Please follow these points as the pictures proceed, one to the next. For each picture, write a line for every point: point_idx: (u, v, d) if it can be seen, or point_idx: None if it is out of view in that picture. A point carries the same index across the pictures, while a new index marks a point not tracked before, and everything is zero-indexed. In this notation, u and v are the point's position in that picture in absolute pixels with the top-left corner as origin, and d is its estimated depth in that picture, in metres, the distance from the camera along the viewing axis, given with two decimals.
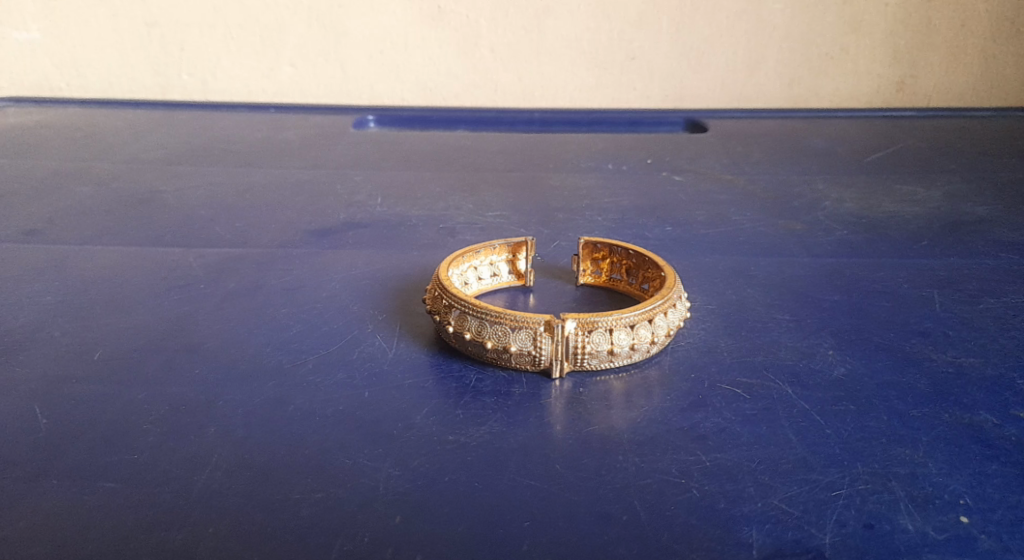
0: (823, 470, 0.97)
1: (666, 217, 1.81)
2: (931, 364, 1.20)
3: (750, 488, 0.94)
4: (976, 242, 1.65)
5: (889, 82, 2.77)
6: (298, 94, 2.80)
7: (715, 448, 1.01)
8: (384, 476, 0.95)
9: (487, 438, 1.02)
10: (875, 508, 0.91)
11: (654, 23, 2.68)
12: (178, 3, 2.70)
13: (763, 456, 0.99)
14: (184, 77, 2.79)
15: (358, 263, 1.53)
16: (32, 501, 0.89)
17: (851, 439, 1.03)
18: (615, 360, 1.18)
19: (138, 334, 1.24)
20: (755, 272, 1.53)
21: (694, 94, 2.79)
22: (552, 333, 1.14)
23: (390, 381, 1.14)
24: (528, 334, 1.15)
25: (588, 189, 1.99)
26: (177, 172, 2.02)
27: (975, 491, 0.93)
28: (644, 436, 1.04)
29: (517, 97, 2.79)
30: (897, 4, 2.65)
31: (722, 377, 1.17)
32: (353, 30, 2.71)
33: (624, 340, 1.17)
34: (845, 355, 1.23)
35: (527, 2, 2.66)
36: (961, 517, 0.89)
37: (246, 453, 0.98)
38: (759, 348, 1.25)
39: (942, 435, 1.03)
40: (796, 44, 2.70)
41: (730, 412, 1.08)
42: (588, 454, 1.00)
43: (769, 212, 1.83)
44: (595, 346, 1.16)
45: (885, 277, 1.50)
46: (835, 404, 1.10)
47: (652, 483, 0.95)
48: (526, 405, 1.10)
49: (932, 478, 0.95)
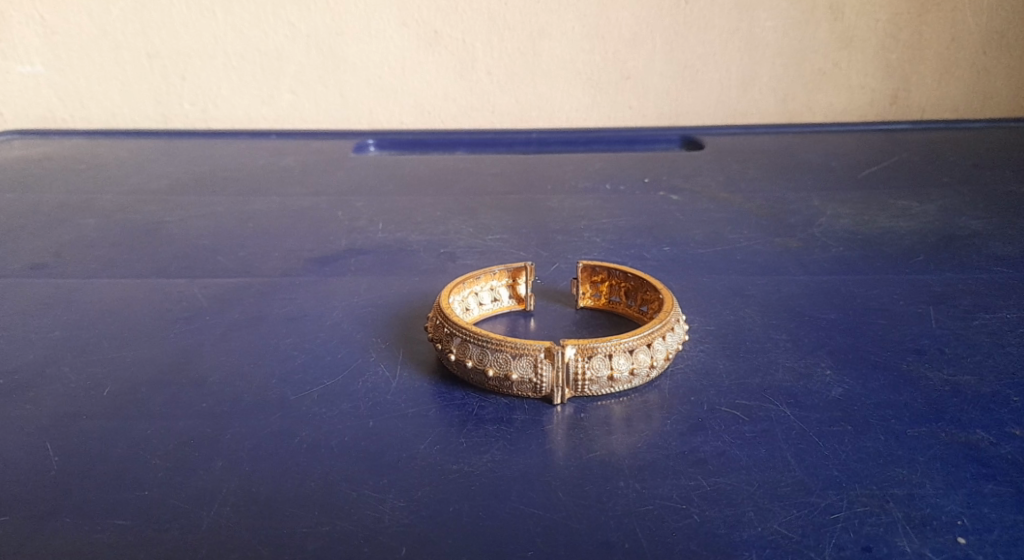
0: (821, 492, 0.98)
1: (664, 237, 1.83)
2: (927, 382, 1.22)
3: (750, 512, 0.95)
4: (971, 257, 1.66)
5: (883, 95, 2.80)
6: (299, 120, 2.83)
7: (715, 472, 1.03)
8: (389, 507, 0.96)
9: (490, 467, 1.04)
10: (873, 530, 0.92)
11: (648, 42, 2.71)
12: (178, 34, 2.73)
13: (762, 480, 1.01)
14: (187, 106, 2.82)
15: (360, 290, 1.55)
16: (46, 538, 0.91)
17: (849, 461, 1.04)
18: (615, 385, 1.20)
19: (147, 367, 1.26)
20: (753, 291, 1.54)
21: (691, 111, 2.81)
22: (554, 359, 1.16)
23: (393, 410, 1.16)
24: (529, 361, 1.17)
25: (586, 210, 2.01)
26: (181, 202, 2.05)
27: (972, 511, 0.95)
28: (645, 461, 1.05)
29: (515, 119, 2.82)
30: (888, 19, 2.68)
31: (721, 399, 1.19)
32: (352, 57, 2.75)
33: (623, 365, 1.19)
34: (842, 375, 1.24)
35: (522, 25, 2.69)
36: (958, 538, 0.91)
37: (253, 488, 0.99)
38: (757, 370, 1.26)
39: (939, 455, 1.05)
40: (789, 60, 2.73)
41: (729, 435, 1.10)
42: (590, 481, 1.01)
43: (766, 230, 1.85)
44: (595, 372, 1.18)
45: (880, 294, 1.52)
46: (832, 425, 1.12)
47: (653, 510, 0.96)
48: (528, 431, 1.11)
49: (928, 499, 0.97)
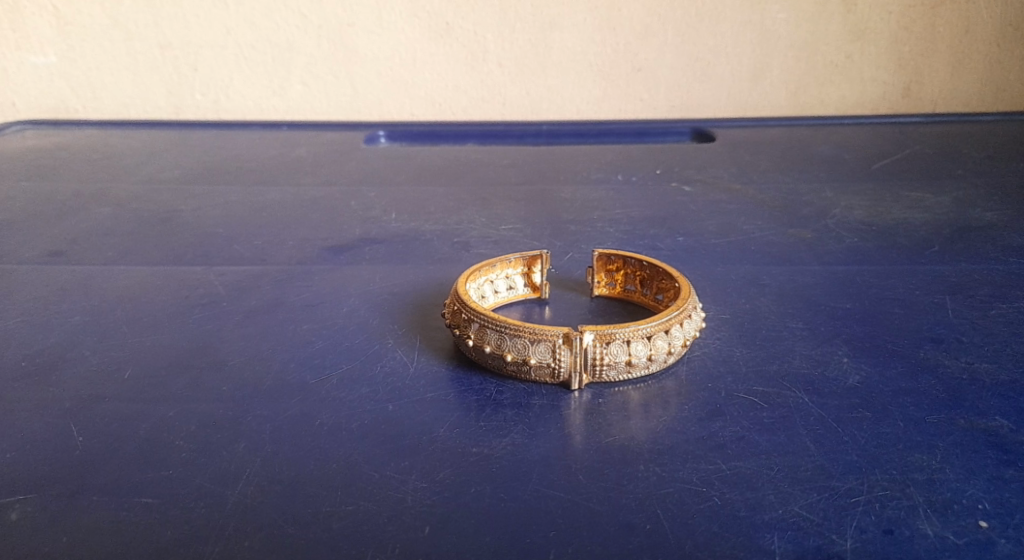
0: (841, 477, 0.98)
1: (677, 227, 1.83)
2: (945, 370, 1.22)
3: (770, 496, 0.95)
4: (987, 247, 1.66)
5: (894, 89, 2.79)
6: (309, 112, 2.83)
7: (734, 456, 1.03)
8: (410, 488, 0.97)
9: (509, 451, 1.04)
10: (894, 514, 0.92)
11: (660, 34, 2.70)
12: (190, 24, 2.73)
13: (781, 464, 1.01)
14: (198, 97, 2.82)
15: (375, 278, 1.55)
16: (70, 518, 0.91)
17: (869, 445, 1.04)
18: (632, 371, 1.20)
19: (165, 352, 1.27)
20: (767, 281, 1.54)
21: (702, 103, 2.80)
22: (572, 345, 1.16)
23: (413, 394, 1.16)
24: (546, 346, 1.17)
25: (598, 200, 2.01)
26: (196, 191, 2.06)
27: (993, 496, 0.95)
28: (664, 445, 1.06)
29: (525, 110, 2.82)
30: (901, 12, 2.67)
31: (738, 386, 1.19)
32: (362, 48, 2.75)
33: (641, 351, 1.19)
34: (859, 363, 1.24)
35: (533, 16, 2.68)
36: (980, 522, 0.91)
37: (274, 469, 1.00)
38: (774, 358, 1.26)
39: (958, 441, 1.05)
40: (801, 52, 2.72)
41: (747, 420, 1.10)
42: (610, 464, 1.01)
43: (780, 221, 1.85)
44: (612, 358, 1.18)
45: (896, 284, 1.52)
46: (851, 411, 1.12)
47: (673, 493, 0.96)
48: (547, 416, 1.12)
49: (949, 484, 0.97)
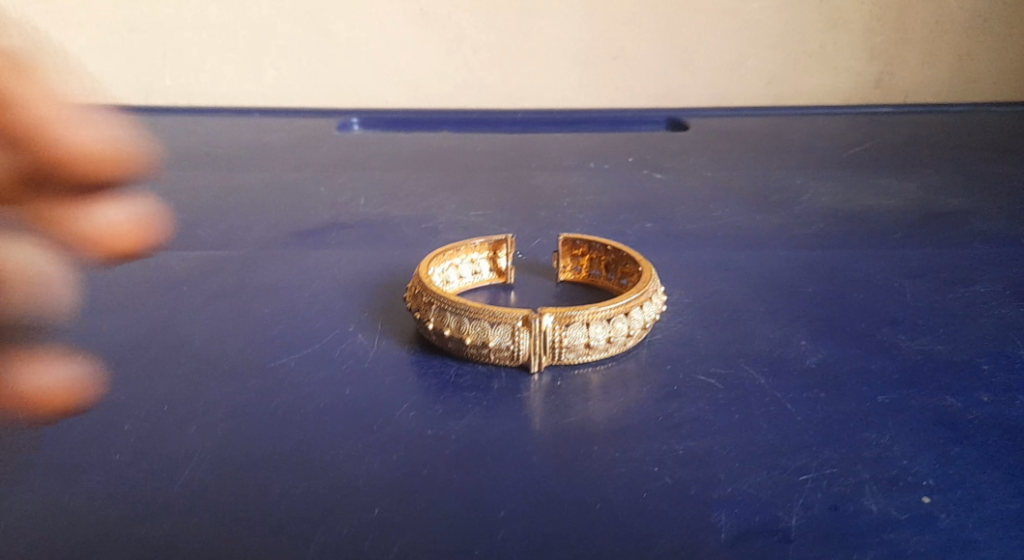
0: (792, 455, 0.99)
1: (646, 213, 1.84)
2: (902, 352, 1.23)
3: (721, 474, 0.96)
4: (952, 233, 1.68)
5: (867, 79, 2.81)
6: (285, 97, 2.82)
7: (688, 436, 1.04)
8: (363, 468, 0.97)
9: (465, 431, 1.04)
10: (841, 490, 0.93)
11: (635, 22, 2.70)
12: (163, 9, 2.71)
13: (734, 444, 1.02)
14: (172, 82, 2.81)
15: (342, 262, 1.55)
16: (17, 498, 0.91)
17: (822, 425, 1.05)
18: (592, 354, 1.21)
19: (124, 335, 1.26)
20: (732, 265, 1.55)
21: (678, 92, 2.81)
22: (531, 327, 1.18)
23: (372, 377, 1.16)
24: (506, 329, 1.18)
25: (570, 186, 2.02)
26: (166, 176, 2.04)
27: (938, 472, 0.97)
28: (620, 426, 1.06)
29: (501, 98, 2.82)
30: (873, 3, 2.68)
31: (696, 368, 1.20)
32: (337, 34, 2.73)
33: (601, 333, 1.20)
34: (818, 345, 1.26)
35: (509, 3, 2.67)
36: (923, 498, 0.92)
37: (227, 449, 1.00)
38: (735, 340, 1.27)
39: (910, 419, 1.06)
40: (775, 42, 2.73)
41: (704, 401, 1.11)
42: (564, 444, 1.02)
43: (749, 208, 1.86)
44: (571, 340, 1.19)
45: (859, 268, 1.53)
46: (807, 391, 1.13)
47: (626, 473, 0.97)
48: (506, 398, 1.12)
49: (897, 461, 0.98)
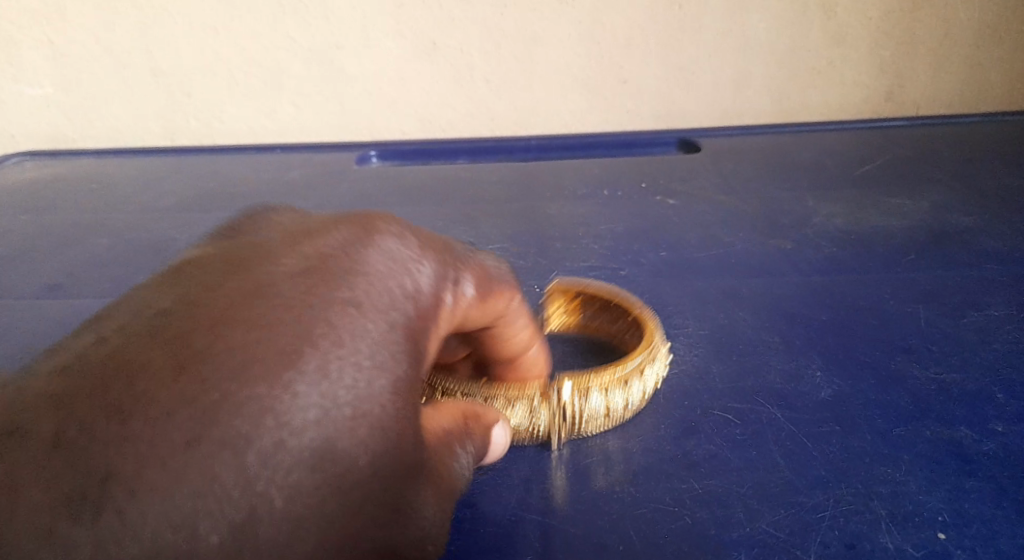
0: (808, 492, 1.04)
1: (659, 242, 1.87)
2: (914, 381, 1.26)
3: (739, 512, 1.01)
4: (962, 254, 1.70)
5: (877, 92, 2.82)
6: (302, 132, 2.90)
7: (705, 474, 1.08)
8: None
9: (488, 475, 1.11)
10: (858, 526, 0.99)
11: (643, 47, 2.73)
12: (182, 53, 2.78)
13: (751, 481, 1.06)
14: (192, 122, 2.89)
15: None
16: None
17: (837, 460, 1.09)
18: (610, 420, 1.17)
19: None
20: (745, 294, 1.58)
21: (687, 113, 2.85)
22: (547, 405, 1.12)
23: None
24: (523, 409, 1.12)
25: (583, 216, 2.06)
26: (191, 218, 2.11)
27: (953, 507, 1.02)
28: (638, 466, 1.10)
29: (513, 125, 2.87)
30: (880, 17, 2.69)
31: (712, 402, 1.23)
32: (352, 70, 2.79)
33: (618, 397, 1.17)
34: (832, 377, 1.28)
35: (518, 33, 2.70)
36: (938, 533, 0.98)
37: None
38: (750, 373, 1.30)
39: (924, 453, 1.10)
40: (783, 60, 2.75)
41: (720, 438, 1.14)
42: (584, 485, 1.08)
43: (760, 232, 1.89)
44: (590, 410, 1.15)
45: (871, 293, 1.55)
46: (821, 425, 1.16)
47: (646, 513, 1.03)
48: (525, 439, 1.17)
49: (913, 497, 1.03)
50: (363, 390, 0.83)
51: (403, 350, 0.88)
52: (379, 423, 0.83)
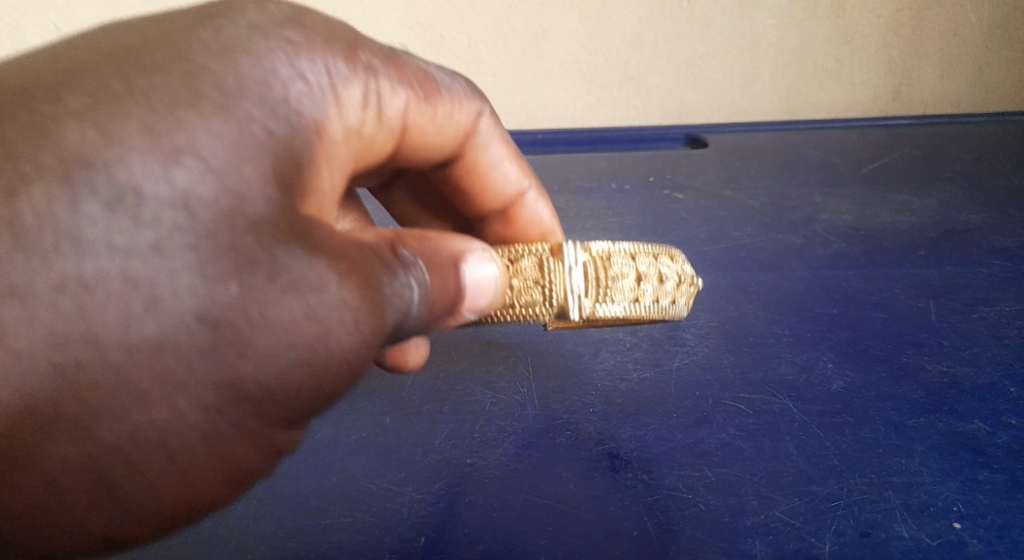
0: (822, 481, 1.10)
1: (668, 236, 1.87)
2: (925, 374, 1.27)
3: (752, 501, 1.07)
4: (973, 250, 1.69)
5: (884, 93, 2.80)
6: None
7: (718, 463, 1.13)
8: (407, 499, 1.10)
9: (501, 463, 1.15)
10: (872, 516, 1.05)
11: (651, 42, 2.70)
12: None
13: (764, 470, 1.11)
14: None
15: None
16: None
17: (851, 449, 1.14)
18: (638, 288, 1.18)
19: None
20: (755, 287, 1.57)
21: (694, 109, 2.84)
22: (560, 259, 1.15)
23: (407, 407, 1.24)
24: (535, 260, 1.16)
25: (591, 209, 2.05)
26: None
27: (965, 497, 1.08)
28: (651, 453, 1.15)
29: (519, 118, 2.85)
30: (890, 16, 2.65)
31: (725, 392, 1.24)
32: None
33: (639, 265, 1.19)
34: (844, 369, 1.29)
35: (526, 25, 2.67)
36: (952, 523, 1.04)
37: (275, 484, 1.13)
38: (762, 364, 1.30)
39: (937, 444, 1.15)
40: (791, 59, 2.73)
41: (733, 427, 1.18)
42: (598, 473, 1.12)
43: (768, 227, 1.89)
44: (614, 273, 1.17)
45: (883, 288, 1.54)
46: (834, 416, 1.19)
47: (659, 500, 1.08)
48: (538, 427, 1.20)
49: (926, 486, 1.09)
50: (201, 138, 0.82)
51: (268, 119, 0.87)
52: (240, 191, 0.82)
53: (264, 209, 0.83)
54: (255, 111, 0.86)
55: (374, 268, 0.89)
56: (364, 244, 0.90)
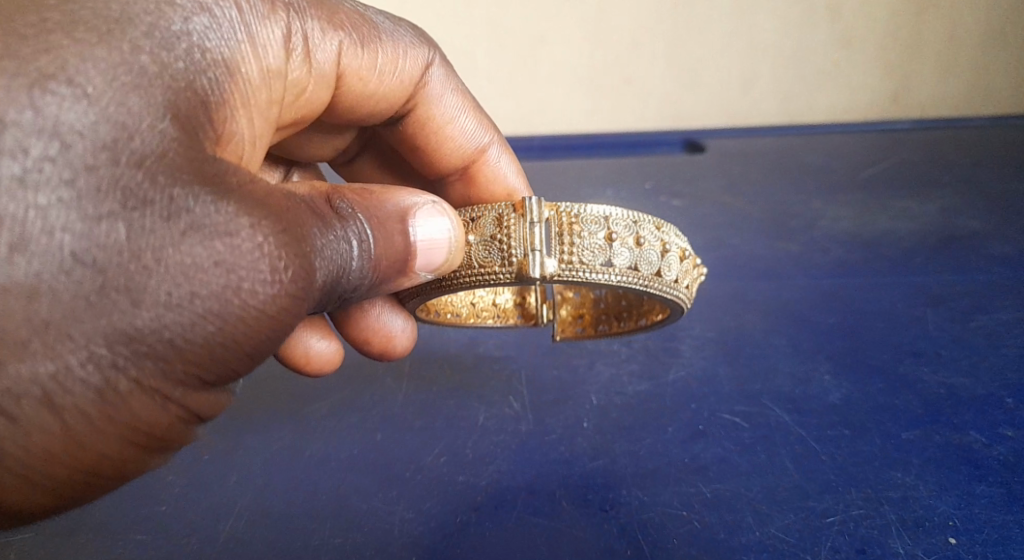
0: (818, 496, 1.09)
1: None
2: (923, 385, 1.26)
3: (748, 517, 1.06)
4: (972, 258, 1.68)
5: (882, 98, 2.77)
6: None
7: (714, 479, 1.12)
8: (399, 519, 1.09)
9: (496, 478, 1.14)
10: (868, 532, 1.04)
11: (649, 46, 2.70)
12: None
13: (760, 485, 1.10)
14: None
15: None
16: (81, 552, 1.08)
17: (848, 463, 1.13)
18: (613, 250, 1.16)
19: None
20: (753, 296, 1.56)
21: (693, 114, 2.81)
22: (522, 212, 1.14)
23: (401, 423, 1.24)
24: (495, 217, 1.15)
25: None
26: None
27: (963, 512, 1.06)
28: (646, 468, 1.14)
29: (517, 124, 2.81)
30: (888, 18, 2.65)
31: (721, 405, 1.24)
32: None
33: (620, 231, 1.17)
34: (841, 380, 1.28)
35: (525, 31, 2.67)
36: (949, 539, 1.03)
37: (267, 501, 1.13)
38: (759, 375, 1.30)
39: (935, 457, 1.14)
40: (788, 63, 2.72)
41: (729, 441, 1.17)
42: (592, 490, 1.12)
43: (768, 234, 1.88)
44: (586, 232, 1.15)
45: (881, 297, 1.53)
46: (831, 428, 1.19)
47: (654, 517, 1.07)
48: (532, 442, 1.20)
49: (923, 501, 1.08)
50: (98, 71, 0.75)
51: (185, 59, 0.82)
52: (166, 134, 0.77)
53: (157, 145, 0.76)
54: (155, 44, 0.80)
55: (301, 219, 0.86)
56: (292, 195, 0.88)
